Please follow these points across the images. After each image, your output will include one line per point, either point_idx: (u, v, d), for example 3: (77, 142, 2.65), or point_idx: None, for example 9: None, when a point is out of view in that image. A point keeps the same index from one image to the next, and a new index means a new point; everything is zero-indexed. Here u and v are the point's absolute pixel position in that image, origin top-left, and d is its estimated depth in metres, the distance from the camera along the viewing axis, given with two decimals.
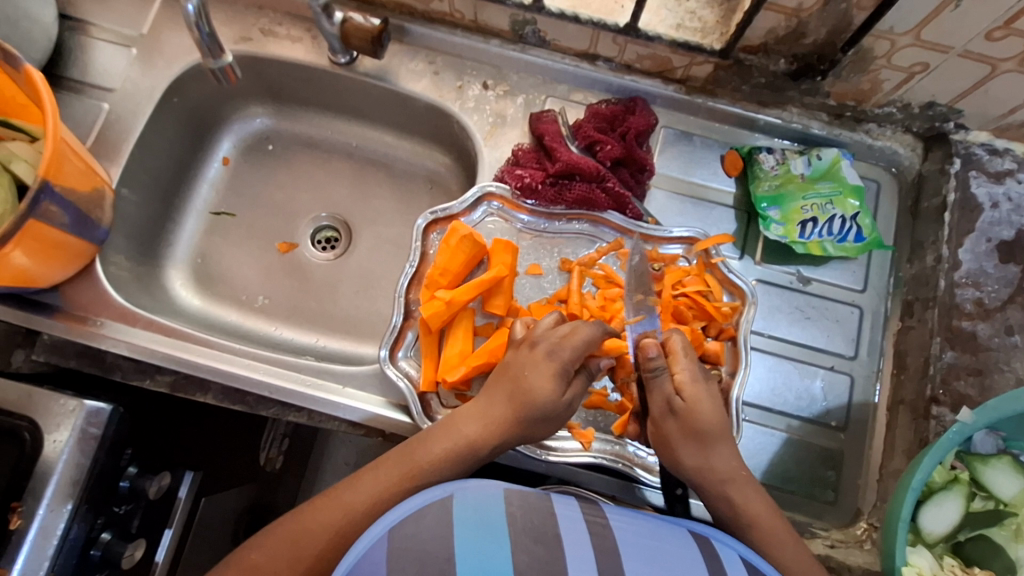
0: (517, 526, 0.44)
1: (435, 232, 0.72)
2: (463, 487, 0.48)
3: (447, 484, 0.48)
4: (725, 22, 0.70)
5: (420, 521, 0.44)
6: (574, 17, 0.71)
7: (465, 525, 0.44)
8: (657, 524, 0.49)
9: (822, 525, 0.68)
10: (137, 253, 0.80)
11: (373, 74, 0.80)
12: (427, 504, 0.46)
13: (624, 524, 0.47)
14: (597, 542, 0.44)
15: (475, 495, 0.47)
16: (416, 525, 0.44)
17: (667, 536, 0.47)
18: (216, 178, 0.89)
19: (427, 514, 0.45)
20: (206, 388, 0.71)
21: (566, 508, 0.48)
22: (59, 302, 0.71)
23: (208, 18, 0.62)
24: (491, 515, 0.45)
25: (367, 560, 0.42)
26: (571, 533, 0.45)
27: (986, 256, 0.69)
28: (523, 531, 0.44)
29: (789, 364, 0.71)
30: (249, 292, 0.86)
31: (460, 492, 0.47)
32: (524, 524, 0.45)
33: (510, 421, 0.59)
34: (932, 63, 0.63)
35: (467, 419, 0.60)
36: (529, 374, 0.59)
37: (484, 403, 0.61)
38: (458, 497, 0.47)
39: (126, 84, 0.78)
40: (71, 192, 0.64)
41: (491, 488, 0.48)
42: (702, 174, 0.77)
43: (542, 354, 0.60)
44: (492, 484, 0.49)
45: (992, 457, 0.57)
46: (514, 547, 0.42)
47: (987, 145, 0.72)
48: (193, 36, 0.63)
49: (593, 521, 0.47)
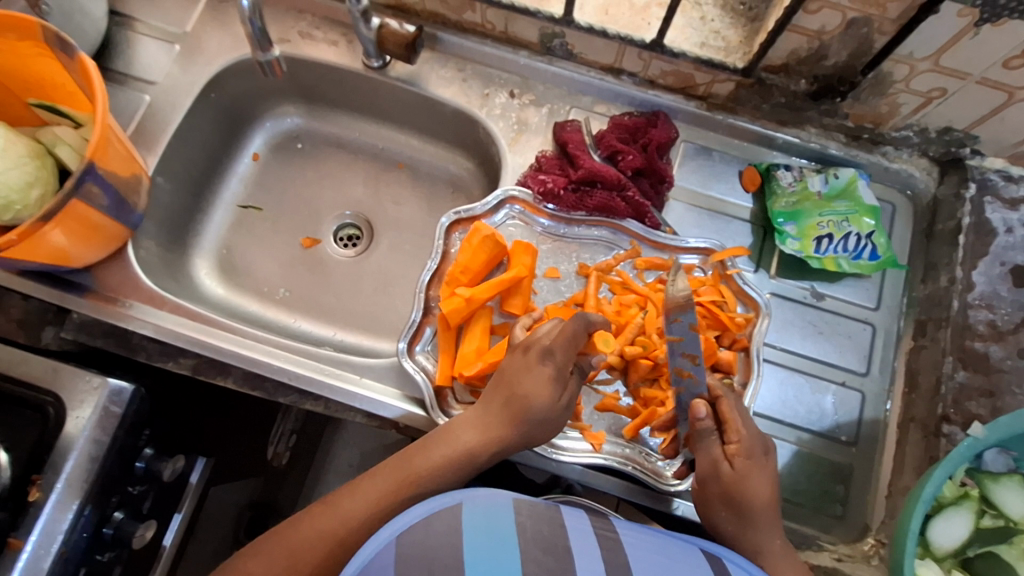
0: (528, 535, 0.45)
1: (458, 232, 0.74)
2: (472, 496, 0.49)
3: (457, 492, 0.49)
4: (748, 42, 0.73)
5: (429, 527, 0.45)
6: (603, 32, 0.74)
7: (473, 531, 0.45)
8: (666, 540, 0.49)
9: (830, 539, 0.68)
10: (166, 240, 0.83)
11: (404, 79, 0.83)
12: (436, 511, 0.47)
13: (633, 541, 0.48)
14: (607, 555, 0.45)
15: (483, 503, 0.48)
16: (426, 529, 0.45)
17: (676, 552, 0.48)
18: (245, 172, 0.92)
19: (437, 520, 0.46)
20: (227, 372, 0.71)
21: (574, 520, 0.50)
22: (91, 283, 0.73)
23: (261, 14, 0.65)
24: (500, 525, 0.46)
25: (374, 564, 0.43)
26: (580, 545, 0.46)
27: (1000, 280, 0.70)
28: (533, 540, 0.44)
29: (801, 378, 0.72)
30: (270, 284, 0.88)
31: (468, 500, 0.48)
32: (533, 533, 0.46)
33: (510, 426, 0.60)
34: (950, 89, 0.65)
35: (464, 428, 0.60)
36: (525, 381, 0.60)
37: (481, 411, 0.61)
38: (466, 505, 0.48)
39: (168, 78, 0.81)
40: (114, 175, 0.67)
41: (500, 497, 0.49)
42: (719, 188, 0.79)
43: (535, 360, 0.60)
44: (501, 494, 0.50)
45: (1003, 475, 0.57)
46: (523, 555, 0.43)
47: (1002, 171, 0.74)
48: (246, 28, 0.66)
49: (601, 536, 0.48)
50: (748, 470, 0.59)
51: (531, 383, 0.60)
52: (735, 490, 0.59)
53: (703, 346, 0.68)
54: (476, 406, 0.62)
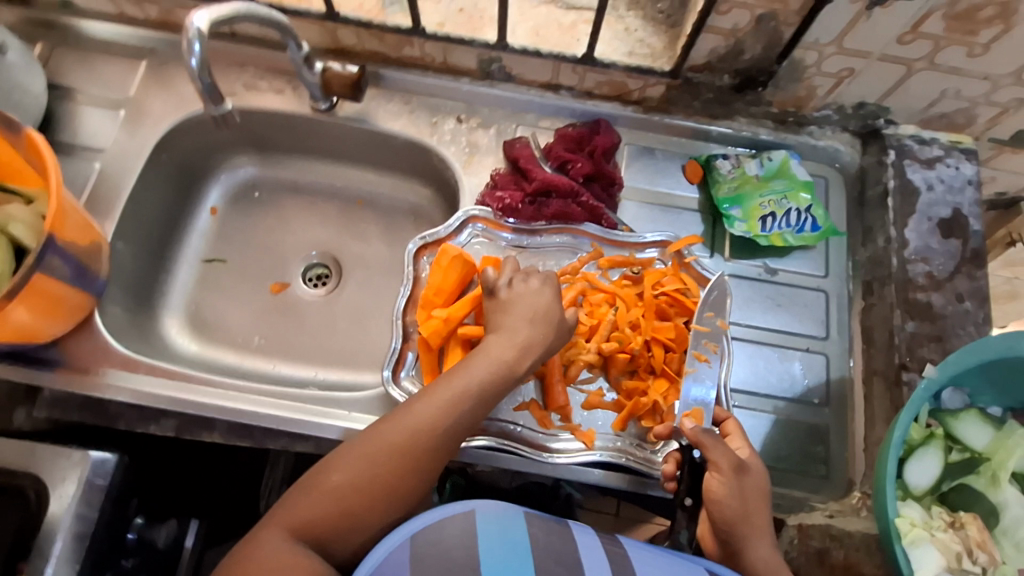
0: (539, 547, 0.52)
1: (426, 256, 0.76)
2: (483, 504, 0.55)
3: (467, 500, 0.55)
4: (671, 47, 0.78)
5: (443, 530, 0.51)
6: (536, 52, 0.78)
7: (488, 540, 0.52)
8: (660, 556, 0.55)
9: (820, 499, 0.71)
10: (133, 304, 0.82)
11: (353, 117, 0.86)
12: (449, 514, 0.53)
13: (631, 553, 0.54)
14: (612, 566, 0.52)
15: (494, 512, 0.54)
16: (440, 532, 0.51)
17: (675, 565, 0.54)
18: (205, 228, 0.92)
19: (451, 522, 0.52)
20: (211, 427, 0.72)
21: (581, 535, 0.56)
22: (59, 357, 0.71)
23: (209, 69, 0.65)
24: (513, 535, 0.53)
25: (390, 561, 0.48)
26: (588, 558, 0.53)
27: (930, 234, 0.76)
28: (546, 555, 0.52)
29: (768, 350, 0.76)
30: (243, 333, 0.87)
31: (480, 509, 0.54)
32: (545, 545, 0.53)
33: (474, 389, 0.59)
34: (856, 68, 0.72)
35: (430, 399, 0.57)
36: (511, 315, 0.65)
37: (450, 376, 0.59)
38: (478, 514, 0.54)
39: (116, 144, 0.82)
40: (71, 245, 0.66)
41: (510, 509, 0.55)
42: (666, 183, 0.83)
43: (519, 298, 0.66)
44: (513, 507, 0.56)
45: (962, 412, 0.61)
46: (536, 565, 0.51)
47: (915, 136, 0.81)
48: (194, 86, 0.66)
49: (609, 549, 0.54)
50: (758, 470, 0.62)
51: (514, 352, 0.62)
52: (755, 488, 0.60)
53: (675, 332, 0.73)
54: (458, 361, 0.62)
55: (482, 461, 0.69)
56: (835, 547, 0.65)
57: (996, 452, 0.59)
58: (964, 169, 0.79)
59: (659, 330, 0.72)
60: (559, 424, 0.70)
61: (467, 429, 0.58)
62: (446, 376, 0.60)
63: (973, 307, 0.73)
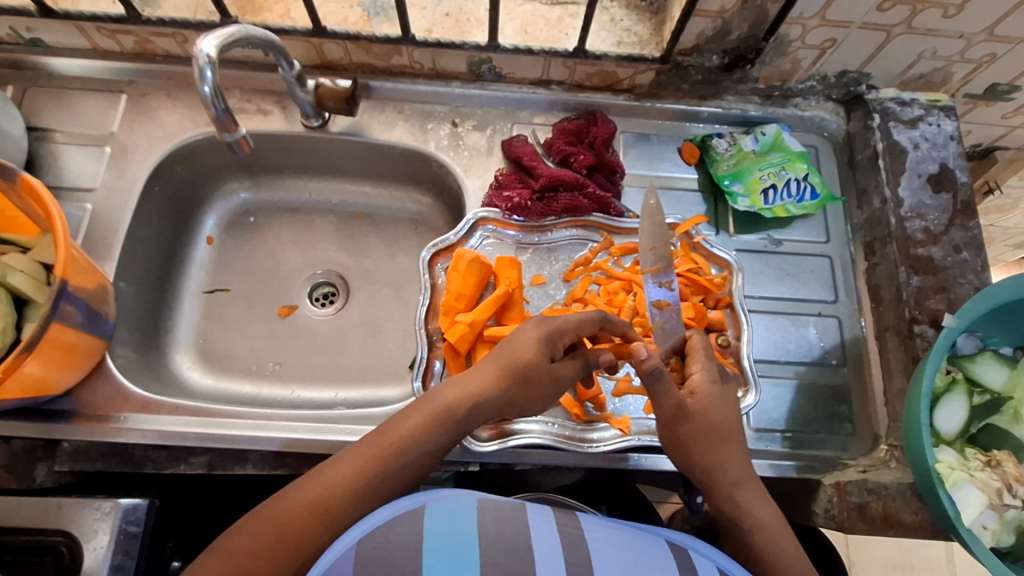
0: (488, 537, 0.46)
1: (440, 263, 0.76)
2: (436, 496, 0.50)
3: (420, 495, 0.50)
4: (657, 34, 0.80)
5: (392, 531, 0.46)
6: (527, 50, 0.79)
7: (435, 537, 0.46)
8: (625, 537, 0.51)
9: (850, 456, 0.73)
10: (141, 345, 0.80)
11: (346, 131, 0.85)
12: (397, 514, 0.48)
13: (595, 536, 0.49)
14: (569, 551, 0.47)
15: (447, 504, 0.49)
16: (387, 534, 0.46)
17: (643, 547, 0.50)
18: (203, 258, 0.90)
19: (399, 523, 0.47)
20: (244, 460, 0.69)
21: (538, 517, 0.50)
22: (74, 407, 0.69)
23: (224, 96, 0.60)
24: (464, 528, 0.47)
25: (336, 565, 0.44)
26: (542, 542, 0.47)
27: (922, 190, 0.79)
28: (494, 545, 0.45)
29: (783, 319, 0.78)
30: (257, 361, 0.86)
31: (433, 502, 0.49)
32: (495, 534, 0.47)
33: (433, 417, 0.58)
34: (838, 38, 0.74)
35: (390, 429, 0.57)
36: (517, 338, 0.62)
37: (417, 404, 0.59)
38: (429, 507, 0.49)
39: (105, 182, 0.80)
40: (82, 291, 0.64)
41: (465, 498, 0.50)
42: (666, 166, 0.85)
43: (531, 324, 0.63)
44: (468, 495, 0.51)
45: (977, 355, 0.64)
46: (484, 560, 0.44)
47: (896, 99, 0.84)
48: (208, 113, 0.61)
49: (565, 529, 0.49)
50: (701, 403, 0.62)
51: (490, 375, 0.61)
52: (701, 422, 0.61)
53: (693, 311, 0.74)
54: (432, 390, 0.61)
55: (522, 458, 0.70)
56: (872, 500, 0.68)
57: (1015, 390, 0.62)
58: (945, 126, 0.82)
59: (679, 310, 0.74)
60: (593, 414, 0.71)
61: (427, 462, 0.57)
62: (416, 406, 0.59)
63: (970, 256, 0.76)
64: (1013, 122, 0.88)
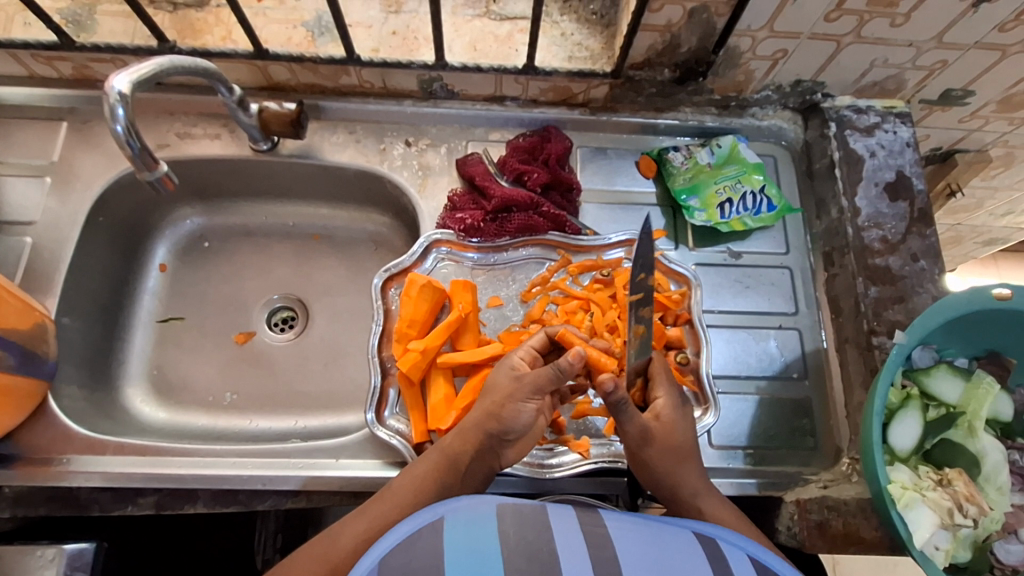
0: (512, 548, 0.39)
1: (393, 288, 0.75)
2: (453, 508, 0.44)
3: (438, 506, 0.44)
4: (609, 47, 0.79)
5: (411, 551, 0.40)
6: (476, 67, 0.77)
7: (454, 551, 0.39)
8: (659, 531, 0.44)
9: (812, 471, 0.72)
10: (89, 380, 0.78)
11: (297, 154, 0.83)
12: (415, 529, 0.42)
13: (625, 536, 0.42)
14: (598, 555, 0.40)
15: (466, 515, 0.43)
16: (406, 552, 0.40)
17: (677, 543, 0.43)
18: (156, 287, 0.88)
19: (419, 539, 0.41)
20: (194, 499, 0.68)
21: (561, 521, 0.43)
22: (15, 451, 0.67)
23: (139, 133, 0.58)
24: (484, 539, 0.41)
25: None
26: (567, 545, 0.41)
27: (879, 199, 0.79)
28: (516, 551, 0.39)
29: (743, 333, 0.78)
30: (214, 392, 0.84)
31: (450, 514, 0.43)
32: (517, 542, 0.40)
33: (434, 474, 0.59)
34: (789, 49, 0.73)
35: (395, 491, 0.58)
36: (499, 400, 0.61)
37: (416, 467, 0.60)
38: (449, 519, 0.42)
39: (46, 214, 0.78)
40: (14, 333, 0.63)
41: (483, 507, 0.44)
42: (623, 181, 0.84)
43: (510, 382, 0.62)
44: (486, 503, 0.44)
45: (933, 368, 0.63)
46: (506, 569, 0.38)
47: (852, 106, 0.83)
48: (125, 154, 0.59)
49: (593, 533, 0.42)
50: (669, 425, 0.62)
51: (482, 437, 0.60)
52: (666, 445, 0.61)
53: (652, 329, 0.72)
54: (429, 452, 0.61)
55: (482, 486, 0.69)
56: (833, 517, 0.66)
57: (968, 404, 0.62)
58: (901, 133, 0.82)
59: None
60: (553, 438, 0.70)
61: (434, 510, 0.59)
62: (416, 467, 0.60)
63: (928, 265, 0.76)
64: (970, 126, 0.88)
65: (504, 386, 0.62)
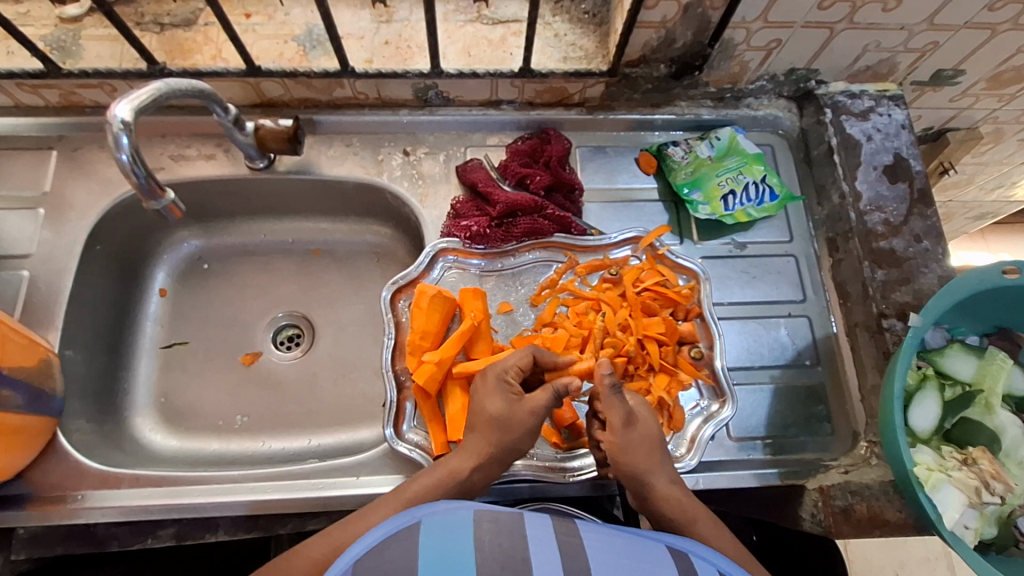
0: (485, 552, 0.39)
1: (403, 300, 0.74)
2: (431, 512, 0.44)
3: (415, 510, 0.44)
4: (603, 46, 0.78)
5: (383, 554, 0.40)
6: (472, 72, 0.77)
7: (427, 554, 0.39)
8: (632, 541, 0.43)
9: (831, 456, 0.72)
10: (96, 413, 0.77)
11: (294, 170, 0.82)
12: (391, 533, 0.41)
13: (597, 544, 0.42)
14: (568, 564, 0.39)
15: (442, 519, 0.43)
16: (379, 557, 0.39)
17: (646, 553, 0.42)
18: (158, 312, 0.86)
19: (393, 543, 0.40)
20: (215, 527, 0.67)
21: (537, 527, 0.43)
22: (26, 490, 0.66)
23: (144, 160, 0.57)
24: (458, 543, 0.40)
25: None
26: (538, 552, 0.40)
27: (879, 182, 0.79)
28: (489, 557, 0.38)
29: (754, 323, 0.78)
30: (224, 415, 0.82)
31: (427, 517, 0.43)
32: (492, 546, 0.40)
33: (441, 483, 0.59)
34: (783, 38, 0.74)
35: (401, 495, 0.57)
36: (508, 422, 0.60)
37: (426, 478, 0.59)
38: (425, 523, 0.42)
39: (41, 245, 0.76)
40: (20, 371, 0.62)
41: (461, 511, 0.44)
42: (624, 178, 0.83)
43: (523, 409, 0.60)
44: (464, 506, 0.44)
45: (946, 347, 0.64)
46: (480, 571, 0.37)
47: (845, 92, 0.84)
48: (130, 181, 0.58)
49: (565, 541, 0.42)
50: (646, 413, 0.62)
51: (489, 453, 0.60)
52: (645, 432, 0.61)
53: (665, 326, 0.72)
54: (435, 465, 0.61)
55: (504, 494, 0.69)
56: (857, 501, 0.68)
57: (985, 382, 0.63)
58: (895, 115, 0.82)
59: (650, 326, 0.71)
60: (572, 441, 0.70)
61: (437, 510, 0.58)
62: (422, 477, 0.59)
63: (932, 245, 0.76)
64: (960, 104, 0.89)
65: (508, 410, 0.60)
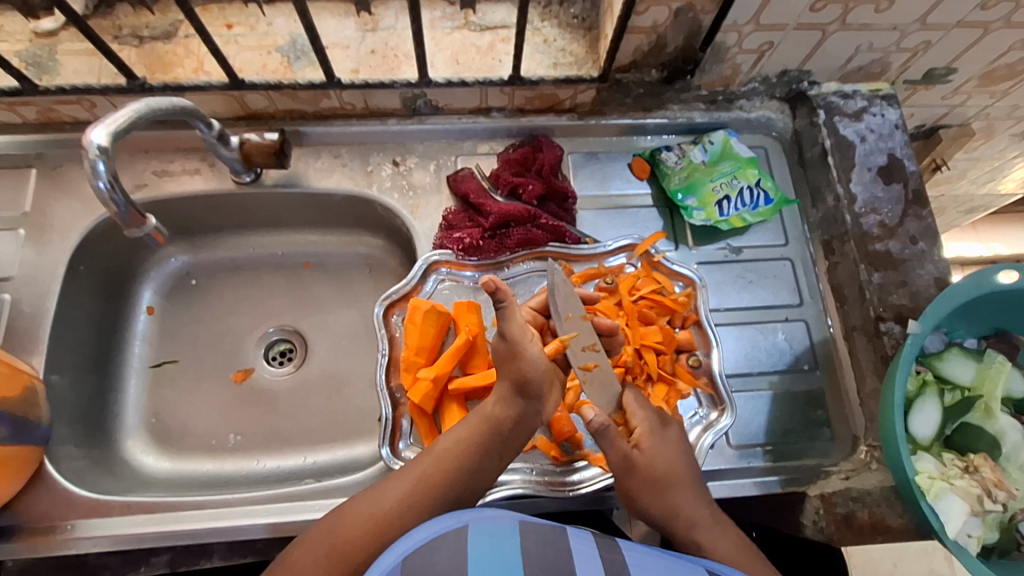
0: (534, 560, 0.38)
1: (396, 315, 0.73)
2: (477, 517, 0.43)
3: (461, 514, 0.44)
4: (593, 51, 0.77)
5: (433, 554, 0.39)
6: (461, 81, 0.75)
7: (478, 557, 0.39)
8: (673, 564, 0.43)
9: (832, 462, 0.72)
10: (85, 438, 0.75)
11: (281, 183, 0.80)
12: (438, 535, 0.41)
13: (638, 563, 0.42)
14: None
15: (490, 526, 0.42)
16: (429, 556, 0.39)
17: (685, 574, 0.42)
18: (145, 331, 0.85)
19: (442, 544, 0.40)
20: (210, 552, 0.66)
21: (580, 541, 0.42)
22: (15, 521, 0.64)
23: (121, 188, 0.57)
24: (506, 550, 0.40)
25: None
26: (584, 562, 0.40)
27: (874, 183, 0.79)
28: (539, 564, 0.38)
29: (751, 328, 0.77)
30: (217, 435, 0.81)
31: (475, 523, 0.43)
32: (539, 557, 0.39)
33: (477, 432, 0.60)
34: (775, 41, 0.73)
35: (437, 451, 0.59)
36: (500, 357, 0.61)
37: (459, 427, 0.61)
38: (473, 527, 0.42)
39: (23, 267, 0.74)
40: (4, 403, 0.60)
41: (508, 520, 0.43)
42: (618, 185, 0.82)
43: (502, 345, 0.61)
44: (510, 516, 0.44)
45: (944, 352, 0.64)
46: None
47: (838, 92, 0.83)
48: (110, 209, 0.59)
49: (609, 556, 0.41)
50: (651, 450, 0.60)
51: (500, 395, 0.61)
52: (649, 473, 0.59)
53: (662, 335, 0.71)
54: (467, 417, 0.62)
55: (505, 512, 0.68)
56: (859, 508, 0.68)
57: (983, 386, 0.62)
58: (889, 115, 0.82)
59: (646, 335, 0.71)
60: (571, 454, 0.69)
61: (476, 462, 0.59)
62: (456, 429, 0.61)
63: (928, 247, 0.76)
64: (952, 102, 0.88)
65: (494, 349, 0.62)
